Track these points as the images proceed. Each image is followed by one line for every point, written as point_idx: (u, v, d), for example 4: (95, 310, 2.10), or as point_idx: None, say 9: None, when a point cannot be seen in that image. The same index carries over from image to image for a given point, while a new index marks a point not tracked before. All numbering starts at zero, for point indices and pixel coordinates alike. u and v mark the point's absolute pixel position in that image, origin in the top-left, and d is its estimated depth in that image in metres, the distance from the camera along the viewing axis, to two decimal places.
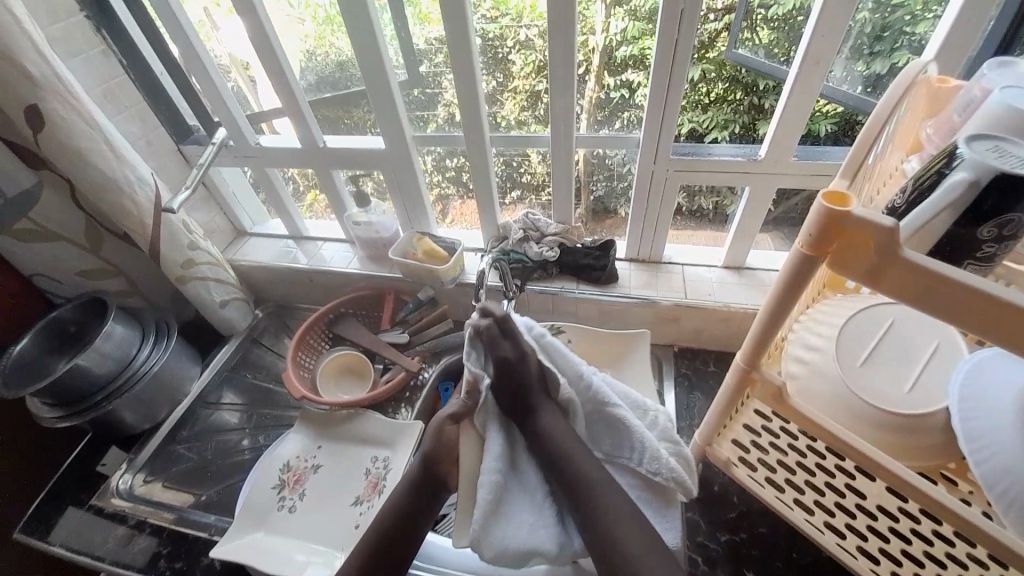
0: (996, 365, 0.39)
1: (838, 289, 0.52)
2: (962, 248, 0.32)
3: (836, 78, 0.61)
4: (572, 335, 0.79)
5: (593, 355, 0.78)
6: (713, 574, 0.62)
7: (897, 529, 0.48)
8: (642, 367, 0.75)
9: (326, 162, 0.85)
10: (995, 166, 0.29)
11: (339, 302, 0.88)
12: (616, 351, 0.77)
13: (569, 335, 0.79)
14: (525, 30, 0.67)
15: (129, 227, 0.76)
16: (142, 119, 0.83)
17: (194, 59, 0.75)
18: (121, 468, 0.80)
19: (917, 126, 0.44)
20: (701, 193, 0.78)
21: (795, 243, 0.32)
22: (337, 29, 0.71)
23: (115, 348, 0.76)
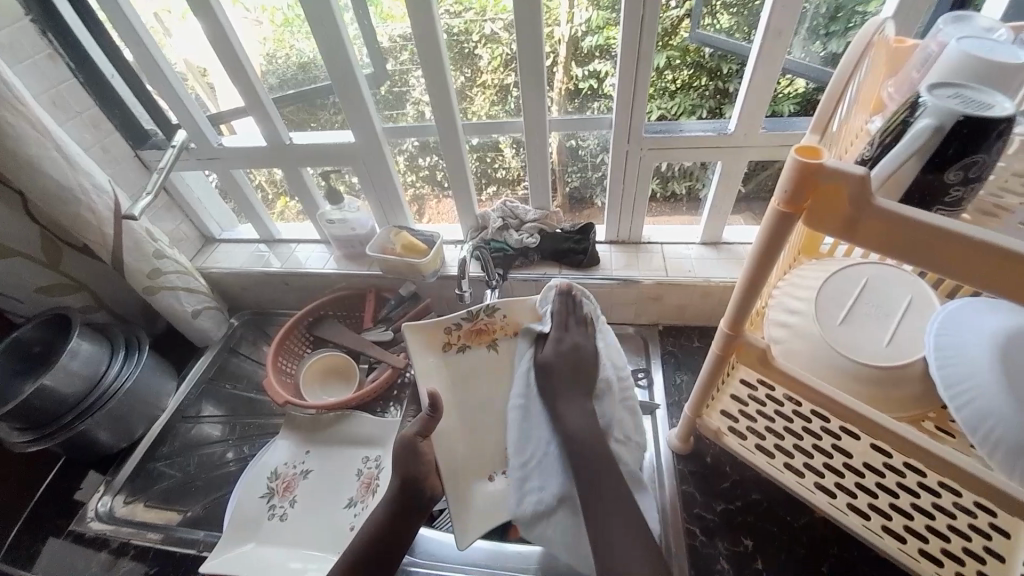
0: (968, 313, 0.40)
1: (812, 253, 0.53)
2: (931, 195, 0.33)
3: (796, 59, 0.63)
4: (506, 310, 0.75)
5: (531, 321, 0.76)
6: (711, 543, 0.63)
7: (883, 484, 0.50)
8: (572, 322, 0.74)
9: (295, 161, 0.82)
10: (959, 110, 0.30)
11: (320, 303, 0.86)
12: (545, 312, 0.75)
13: (502, 309, 0.75)
14: (490, 24, 0.66)
15: (90, 240, 0.73)
16: (96, 125, 0.79)
17: (148, 62, 0.72)
18: (98, 491, 0.76)
19: (878, 86, 0.46)
20: (674, 178, 0.79)
21: (772, 202, 0.33)
22: (297, 30, 0.69)
23: (84, 365, 0.73)
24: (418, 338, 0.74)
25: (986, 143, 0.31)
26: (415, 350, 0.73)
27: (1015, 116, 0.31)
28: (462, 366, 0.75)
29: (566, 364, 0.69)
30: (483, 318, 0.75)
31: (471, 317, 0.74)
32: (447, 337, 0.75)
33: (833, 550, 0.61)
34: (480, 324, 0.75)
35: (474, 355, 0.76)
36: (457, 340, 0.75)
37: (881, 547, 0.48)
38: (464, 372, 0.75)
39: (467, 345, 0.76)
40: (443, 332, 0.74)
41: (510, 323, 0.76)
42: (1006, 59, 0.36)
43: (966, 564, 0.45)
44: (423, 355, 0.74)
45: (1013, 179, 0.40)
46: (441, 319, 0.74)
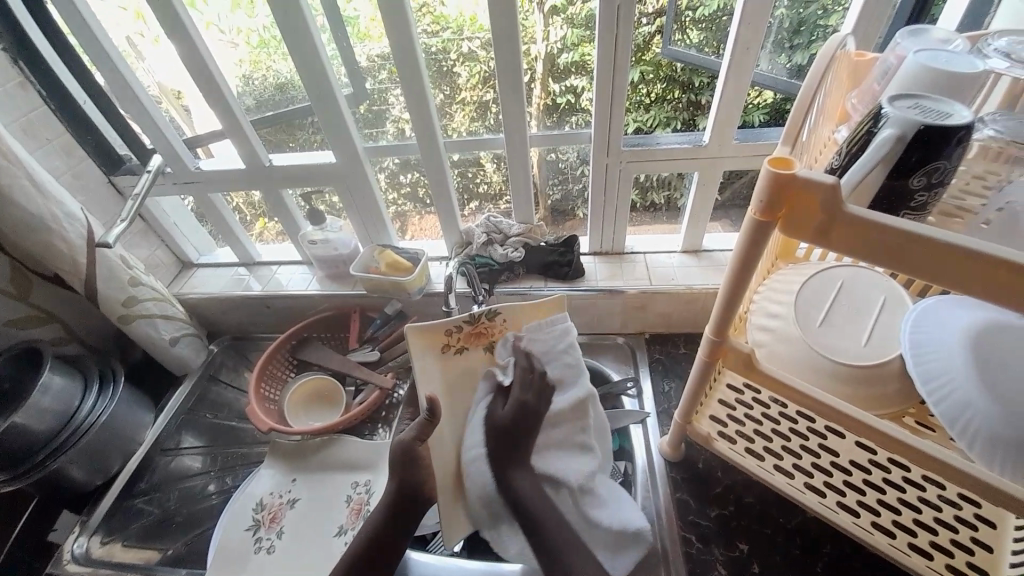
0: (937, 308, 0.42)
1: (789, 258, 0.55)
2: (898, 199, 0.34)
3: (765, 70, 0.65)
4: (507, 312, 0.69)
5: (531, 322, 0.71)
6: (708, 551, 0.63)
7: (871, 481, 0.51)
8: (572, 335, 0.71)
9: (273, 181, 0.81)
10: (918, 120, 0.31)
11: (303, 325, 0.85)
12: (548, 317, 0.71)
13: (503, 311, 0.69)
14: (468, 42, 0.67)
15: (61, 269, 0.70)
16: (67, 152, 0.77)
17: (122, 88, 0.71)
18: (73, 532, 0.72)
19: (842, 98, 0.48)
20: (653, 189, 0.82)
21: (749, 212, 0.34)
22: (274, 51, 0.69)
23: (55, 401, 0.70)
24: (418, 342, 0.66)
25: (946, 150, 0.32)
26: (414, 355, 0.65)
27: (973, 123, 0.32)
28: (459, 371, 0.69)
29: (525, 426, 0.63)
30: (484, 321, 0.69)
31: (472, 319, 0.68)
32: (446, 339, 0.68)
33: (827, 550, 0.61)
34: (480, 327, 0.69)
35: (473, 359, 0.69)
36: (457, 343, 0.68)
37: (870, 542, 0.48)
38: (460, 377, 0.69)
39: (465, 348, 0.69)
40: (443, 336, 0.67)
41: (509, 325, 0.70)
42: (960, 69, 0.38)
43: (956, 556, 0.46)
44: (421, 360, 0.66)
45: (973, 182, 0.43)
46: (442, 320, 0.67)
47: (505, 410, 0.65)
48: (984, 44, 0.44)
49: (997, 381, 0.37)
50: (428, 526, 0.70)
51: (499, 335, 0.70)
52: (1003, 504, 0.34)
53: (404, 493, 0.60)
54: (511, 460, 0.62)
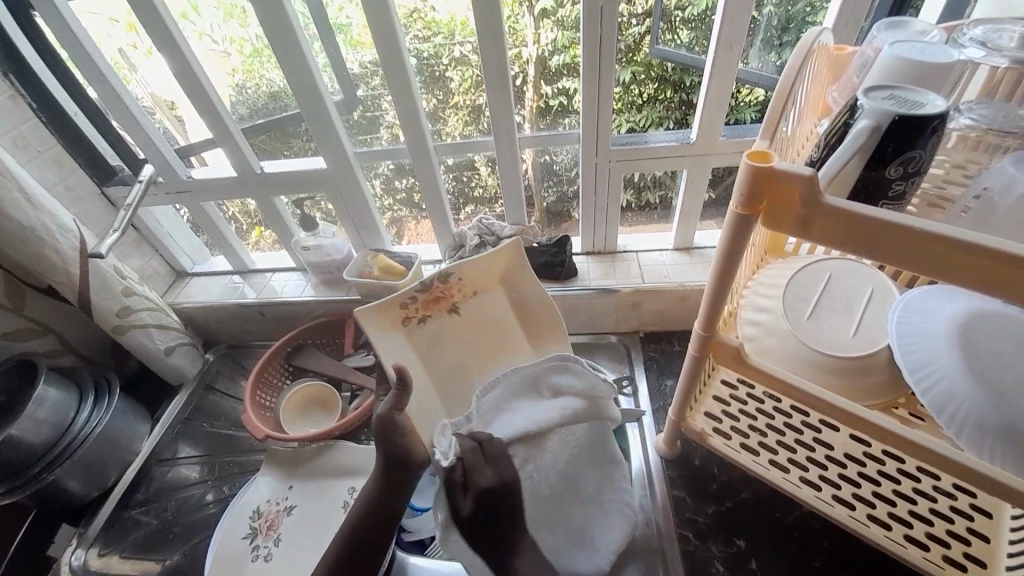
0: (925, 299, 0.42)
1: (778, 253, 0.55)
2: (876, 189, 0.35)
3: (754, 67, 0.66)
4: (460, 270, 0.70)
5: (488, 278, 0.73)
6: (705, 547, 0.63)
7: (866, 474, 0.51)
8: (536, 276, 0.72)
9: (266, 189, 0.81)
10: (892, 110, 0.32)
11: (298, 332, 0.85)
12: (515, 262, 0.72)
13: (456, 271, 0.70)
14: (459, 47, 0.67)
15: (55, 281, 0.70)
16: (59, 164, 0.78)
17: (113, 99, 0.71)
18: (71, 544, 0.72)
19: (823, 92, 0.48)
20: (646, 188, 0.81)
21: (730, 206, 0.34)
22: (267, 60, 0.69)
23: (50, 413, 0.69)
24: (375, 318, 0.66)
25: (922, 139, 0.33)
26: (376, 334, 0.66)
27: (947, 112, 0.33)
28: (427, 338, 0.70)
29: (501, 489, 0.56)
30: (439, 284, 0.70)
31: (426, 287, 0.69)
32: (404, 312, 0.69)
33: (824, 543, 0.61)
34: (437, 293, 0.70)
35: (437, 325, 0.71)
36: (416, 313, 0.69)
37: (868, 535, 0.48)
38: (430, 345, 0.70)
39: (427, 316, 0.70)
40: (400, 308, 0.68)
41: (467, 286, 0.72)
42: (936, 59, 0.38)
43: (952, 546, 0.46)
44: (385, 337, 0.67)
45: (953, 172, 0.43)
46: (394, 295, 0.68)
47: (486, 479, 0.56)
48: (960, 34, 0.45)
49: (984, 369, 0.38)
50: (425, 530, 0.70)
51: (459, 295, 0.72)
52: (991, 490, 0.34)
53: (392, 461, 0.57)
54: (489, 532, 0.55)
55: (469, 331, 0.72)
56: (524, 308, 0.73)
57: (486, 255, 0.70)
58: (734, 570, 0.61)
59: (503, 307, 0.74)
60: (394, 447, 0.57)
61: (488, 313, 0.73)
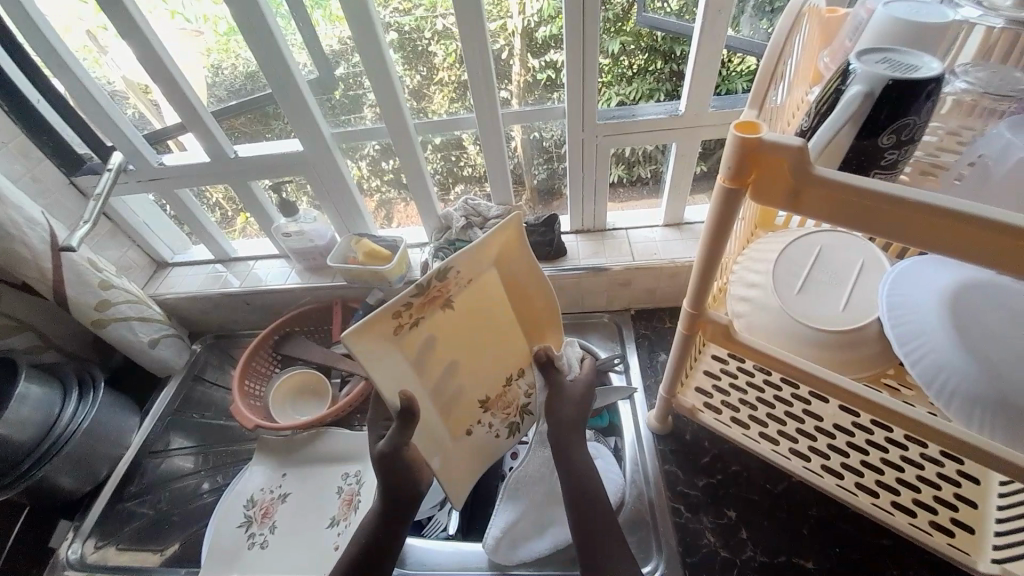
0: (916, 270, 0.41)
1: (768, 226, 0.54)
2: (868, 158, 0.34)
3: (745, 34, 0.64)
4: (459, 266, 0.58)
5: (484, 261, 0.62)
6: (696, 519, 0.64)
7: (855, 444, 0.52)
8: (537, 272, 0.65)
9: (243, 174, 0.79)
10: (886, 74, 0.30)
11: (284, 320, 0.83)
12: (517, 250, 0.64)
13: (455, 265, 0.58)
14: (442, 20, 0.64)
15: (27, 276, 0.68)
16: (24, 154, 0.74)
17: (74, 83, 0.68)
18: (66, 539, 0.72)
19: (816, 58, 0.46)
20: (637, 163, 0.79)
21: (718, 179, 0.33)
22: (241, 39, 0.65)
23: (33, 411, 0.68)
24: (366, 343, 0.54)
25: (915, 105, 0.31)
26: (368, 356, 0.54)
27: (942, 76, 0.31)
28: (420, 342, 0.60)
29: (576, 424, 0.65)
30: (436, 284, 0.58)
31: (422, 289, 0.56)
32: (395, 319, 0.57)
33: (812, 511, 0.63)
34: (433, 292, 0.58)
35: (431, 324, 0.61)
36: (410, 319, 0.58)
37: (855, 503, 0.49)
38: (424, 347, 0.61)
39: (421, 318, 0.59)
40: (392, 318, 0.56)
41: (463, 275, 0.61)
42: (930, 19, 0.37)
43: (940, 513, 0.47)
44: (379, 358, 0.56)
45: (948, 139, 0.42)
46: (385, 305, 0.55)
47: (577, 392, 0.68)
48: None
49: (972, 338, 0.37)
50: (423, 511, 0.71)
51: (455, 287, 0.61)
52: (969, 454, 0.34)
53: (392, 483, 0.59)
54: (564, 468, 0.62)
55: (461, 320, 0.64)
56: (520, 289, 0.67)
57: (483, 244, 0.59)
58: (725, 540, 0.62)
59: (496, 288, 0.66)
60: (401, 474, 0.58)
61: (480, 298, 0.64)
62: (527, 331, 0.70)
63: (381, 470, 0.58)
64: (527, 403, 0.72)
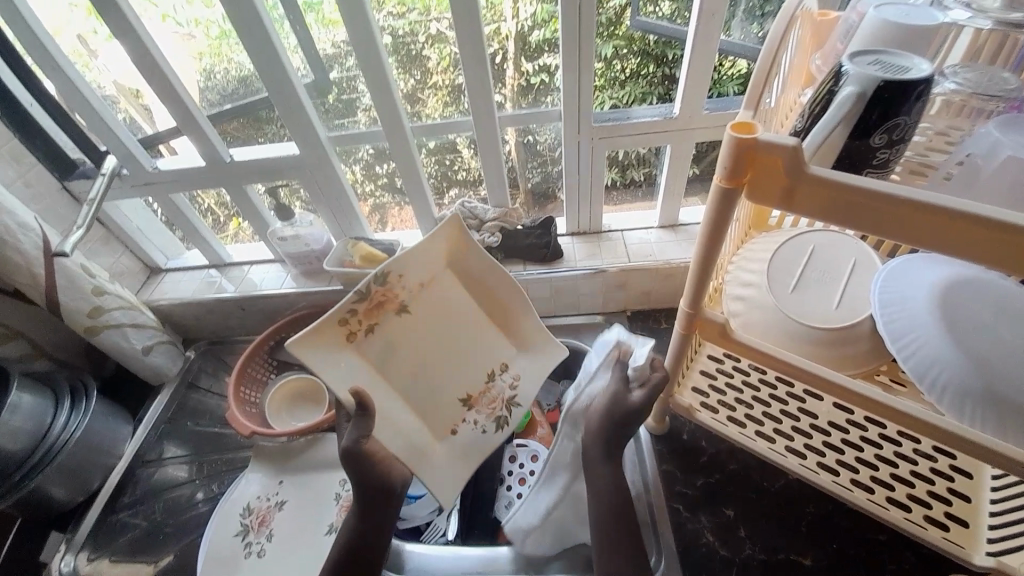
0: (908, 268, 0.42)
1: (762, 227, 0.55)
2: (861, 158, 0.34)
3: (735, 37, 0.65)
4: (399, 267, 0.63)
5: (431, 264, 0.66)
6: (696, 519, 0.64)
7: (849, 440, 0.53)
8: (490, 266, 0.67)
9: (236, 177, 0.78)
10: (877, 76, 0.31)
11: (280, 325, 0.83)
12: (467, 246, 0.67)
13: (395, 268, 0.63)
14: (436, 24, 0.64)
15: (19, 282, 0.67)
16: (16, 159, 0.73)
17: (66, 87, 0.67)
18: (59, 551, 0.70)
19: (807, 60, 0.47)
20: (631, 166, 0.80)
21: (714, 180, 0.33)
22: (235, 43, 0.65)
23: (25, 420, 0.67)
24: (312, 346, 0.58)
25: (906, 105, 0.32)
26: (316, 358, 0.58)
27: (932, 77, 0.32)
28: (378, 346, 0.64)
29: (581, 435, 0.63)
30: (377, 288, 0.62)
31: (362, 295, 0.61)
32: (346, 327, 0.62)
33: (810, 509, 0.63)
34: (379, 297, 0.63)
35: (386, 329, 0.64)
36: (360, 324, 0.62)
37: (851, 499, 0.49)
38: (383, 352, 0.64)
39: (374, 324, 0.63)
40: (339, 323, 0.61)
41: (410, 280, 0.65)
42: (918, 22, 0.38)
43: (934, 507, 0.47)
44: (331, 363, 0.60)
45: (936, 139, 0.43)
46: (329, 312, 0.60)
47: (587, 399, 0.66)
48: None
49: (964, 334, 0.38)
50: (421, 517, 0.72)
51: (404, 292, 0.65)
52: (961, 447, 0.35)
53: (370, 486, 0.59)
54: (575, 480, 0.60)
55: (422, 323, 0.66)
56: (479, 286, 0.70)
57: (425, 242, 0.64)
58: (724, 539, 0.62)
59: (453, 290, 0.69)
60: (370, 473, 0.58)
61: (438, 301, 0.68)
62: (498, 328, 0.71)
63: (353, 471, 0.58)
64: (513, 395, 0.69)
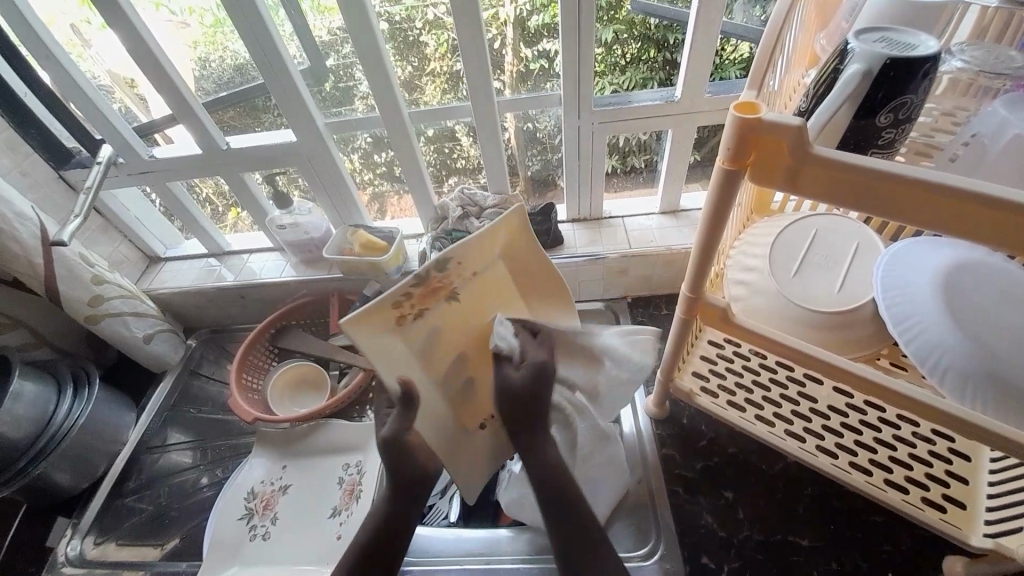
0: (910, 251, 0.42)
1: (764, 211, 0.55)
2: (865, 138, 0.34)
3: (738, 19, 0.64)
4: (461, 255, 0.58)
5: (490, 252, 0.61)
6: (695, 501, 0.65)
7: (848, 424, 0.53)
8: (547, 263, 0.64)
9: (233, 166, 0.78)
10: (884, 53, 0.31)
11: (281, 312, 0.83)
12: (527, 238, 0.63)
13: (455, 255, 0.57)
14: (433, 9, 0.63)
15: (18, 272, 0.67)
16: (11, 148, 0.73)
17: (59, 74, 0.66)
18: (66, 536, 0.72)
19: (813, 43, 0.47)
20: (632, 153, 0.79)
21: (717, 161, 0.33)
22: (229, 31, 0.64)
23: (29, 408, 0.67)
24: (362, 331, 0.53)
25: (912, 84, 0.32)
26: (367, 345, 0.54)
27: (939, 54, 0.31)
28: (426, 334, 0.60)
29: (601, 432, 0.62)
30: (437, 274, 0.57)
31: (421, 279, 0.56)
32: (396, 311, 0.56)
33: (808, 491, 0.64)
34: (434, 284, 0.57)
35: (435, 316, 0.60)
36: (412, 310, 0.57)
37: (850, 481, 0.49)
38: (430, 339, 0.60)
39: (424, 309, 0.59)
40: (393, 308, 0.55)
41: (467, 268, 0.60)
42: (925, 2, 0.37)
43: (931, 489, 0.48)
44: (382, 346, 0.56)
45: (942, 120, 0.42)
46: (382, 295, 0.54)
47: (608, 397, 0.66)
48: None
49: (966, 317, 0.38)
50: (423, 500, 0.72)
51: (459, 280, 0.60)
52: (958, 430, 0.35)
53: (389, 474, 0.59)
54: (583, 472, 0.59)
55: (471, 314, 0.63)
56: (532, 279, 0.66)
57: (489, 234, 0.59)
58: (723, 521, 0.63)
59: (506, 282, 0.65)
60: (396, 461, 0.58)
61: (489, 293, 0.63)
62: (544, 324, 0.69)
63: (387, 459, 0.58)
64: None
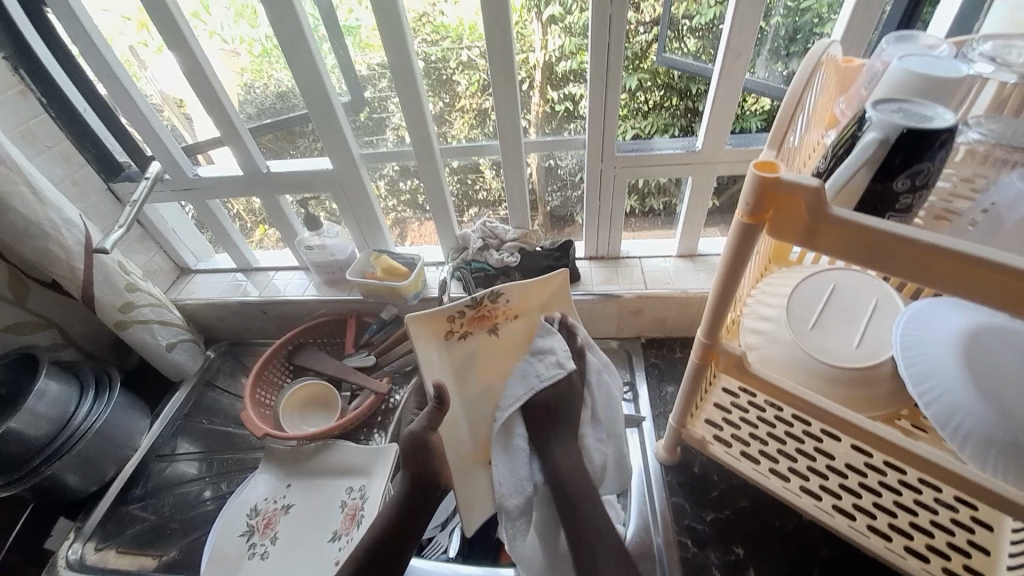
0: (930, 311, 0.42)
1: (783, 261, 0.55)
2: (883, 202, 0.35)
3: (760, 76, 0.67)
4: (511, 291, 0.65)
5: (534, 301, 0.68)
6: (704, 555, 0.62)
7: (867, 484, 0.51)
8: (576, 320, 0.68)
9: (270, 188, 0.82)
10: (901, 123, 0.32)
11: (302, 329, 0.85)
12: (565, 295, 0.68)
13: (506, 292, 0.65)
14: (467, 51, 0.67)
15: (59, 275, 0.71)
16: (67, 159, 0.78)
17: (120, 94, 0.72)
18: (68, 539, 0.72)
19: (832, 103, 0.49)
20: (651, 194, 0.81)
21: (736, 215, 0.34)
22: (275, 61, 0.70)
23: (50, 407, 0.69)
24: (419, 330, 0.61)
25: (929, 152, 0.33)
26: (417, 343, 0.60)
27: (955, 126, 0.33)
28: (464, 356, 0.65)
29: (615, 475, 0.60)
30: (488, 302, 0.64)
31: (475, 303, 0.63)
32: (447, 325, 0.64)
33: (823, 553, 0.61)
34: (484, 312, 0.65)
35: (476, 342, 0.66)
36: (460, 329, 0.64)
37: (867, 545, 0.48)
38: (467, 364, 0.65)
39: (469, 333, 0.65)
40: (446, 321, 0.63)
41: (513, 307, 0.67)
42: (945, 73, 0.39)
43: (952, 558, 0.46)
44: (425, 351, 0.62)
45: (961, 186, 0.43)
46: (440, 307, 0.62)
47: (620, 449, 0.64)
48: (970, 48, 0.45)
49: (987, 380, 0.37)
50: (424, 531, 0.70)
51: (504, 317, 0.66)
52: (981, 498, 0.34)
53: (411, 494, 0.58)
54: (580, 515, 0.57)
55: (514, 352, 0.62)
56: None
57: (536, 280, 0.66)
58: None
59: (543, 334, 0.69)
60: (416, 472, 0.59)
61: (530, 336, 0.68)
62: None
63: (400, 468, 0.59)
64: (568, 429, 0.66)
